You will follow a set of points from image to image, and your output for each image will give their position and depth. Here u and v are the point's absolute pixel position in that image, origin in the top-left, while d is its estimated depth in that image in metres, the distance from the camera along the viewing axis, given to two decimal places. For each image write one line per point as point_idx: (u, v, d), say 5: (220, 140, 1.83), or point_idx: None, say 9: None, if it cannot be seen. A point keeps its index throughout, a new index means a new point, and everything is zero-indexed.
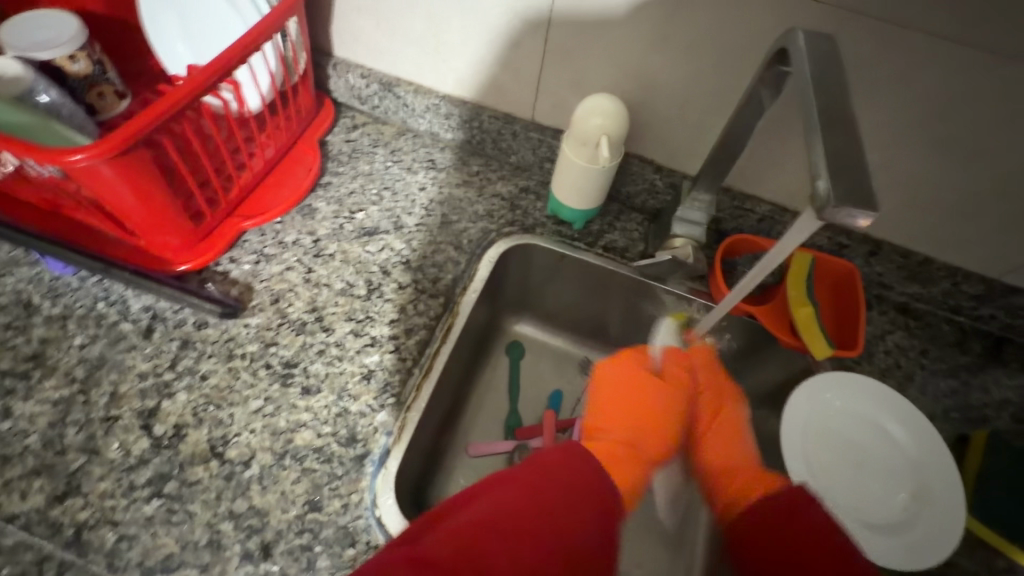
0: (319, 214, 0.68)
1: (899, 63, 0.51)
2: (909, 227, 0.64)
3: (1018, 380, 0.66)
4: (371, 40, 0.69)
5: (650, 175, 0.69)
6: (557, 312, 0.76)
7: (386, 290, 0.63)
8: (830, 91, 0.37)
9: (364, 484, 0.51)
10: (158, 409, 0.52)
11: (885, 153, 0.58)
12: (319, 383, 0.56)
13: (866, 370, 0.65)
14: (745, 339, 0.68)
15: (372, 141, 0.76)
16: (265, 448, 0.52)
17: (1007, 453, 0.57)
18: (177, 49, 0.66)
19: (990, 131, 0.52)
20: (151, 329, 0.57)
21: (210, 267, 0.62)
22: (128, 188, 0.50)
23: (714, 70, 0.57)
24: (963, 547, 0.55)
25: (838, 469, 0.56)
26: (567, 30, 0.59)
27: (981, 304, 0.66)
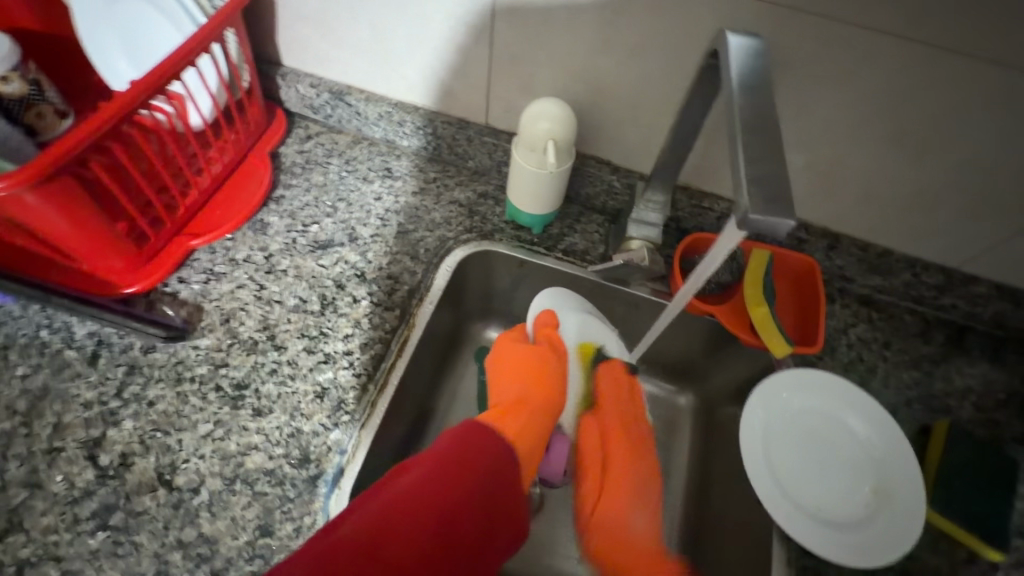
0: (272, 229, 0.66)
1: (842, 58, 0.50)
2: (866, 220, 0.63)
3: (981, 368, 0.66)
4: (318, 49, 0.68)
5: (608, 176, 0.68)
6: (522, 317, 0.75)
7: (340, 305, 0.61)
8: (754, 95, 0.37)
9: (318, 505, 0.50)
10: (103, 438, 0.51)
11: (836, 147, 0.57)
12: (271, 404, 0.55)
13: (830, 365, 0.64)
14: (709, 339, 0.67)
15: (327, 150, 0.74)
16: (215, 473, 0.51)
17: (968, 444, 0.57)
18: (117, 65, 0.64)
19: (936, 123, 0.52)
20: (96, 356, 0.55)
21: (158, 288, 0.60)
22: (58, 214, 0.49)
23: (660, 70, 0.56)
24: (926, 541, 0.55)
25: (800, 469, 0.56)
26: (510, 34, 0.58)
27: (942, 294, 0.66)
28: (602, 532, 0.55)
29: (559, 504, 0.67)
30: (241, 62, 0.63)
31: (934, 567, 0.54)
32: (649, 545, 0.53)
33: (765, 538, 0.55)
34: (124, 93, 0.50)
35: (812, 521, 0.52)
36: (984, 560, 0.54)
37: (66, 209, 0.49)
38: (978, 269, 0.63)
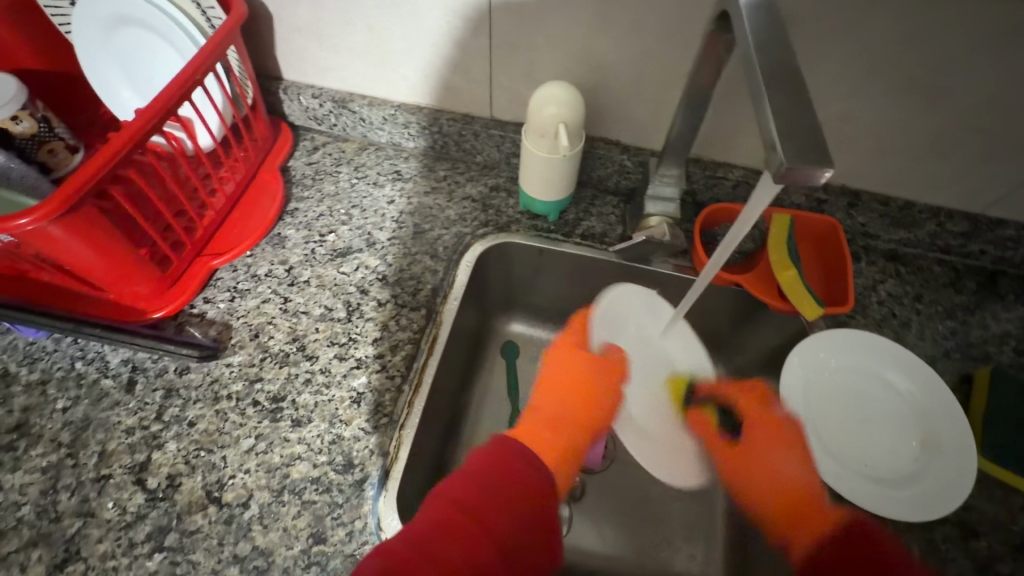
0: (290, 242, 0.67)
1: (848, 9, 0.49)
2: (885, 173, 0.62)
3: (1016, 312, 0.65)
4: (317, 59, 0.68)
5: (618, 156, 0.67)
6: (545, 306, 0.74)
7: (366, 309, 0.62)
8: (770, 50, 0.36)
9: (367, 508, 0.50)
10: (149, 461, 0.52)
11: (849, 101, 0.56)
12: (309, 414, 0.55)
13: (862, 323, 0.63)
14: (737, 309, 0.67)
15: (335, 159, 0.74)
16: (262, 486, 0.51)
17: (1011, 388, 0.56)
18: (122, 94, 0.65)
19: (950, 67, 0.51)
20: (133, 383, 0.56)
21: (185, 311, 0.61)
22: (83, 244, 0.49)
23: (662, 42, 0.55)
24: (980, 489, 0.54)
25: (845, 430, 0.55)
26: (509, 22, 0.58)
27: (969, 241, 0.65)
28: (755, 487, 0.54)
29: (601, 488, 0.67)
30: (244, 80, 0.64)
31: (992, 515, 0.53)
32: (792, 473, 0.53)
33: None
34: (136, 117, 0.50)
35: (862, 480, 0.52)
36: None
37: (90, 239, 0.49)
38: (1004, 211, 0.62)
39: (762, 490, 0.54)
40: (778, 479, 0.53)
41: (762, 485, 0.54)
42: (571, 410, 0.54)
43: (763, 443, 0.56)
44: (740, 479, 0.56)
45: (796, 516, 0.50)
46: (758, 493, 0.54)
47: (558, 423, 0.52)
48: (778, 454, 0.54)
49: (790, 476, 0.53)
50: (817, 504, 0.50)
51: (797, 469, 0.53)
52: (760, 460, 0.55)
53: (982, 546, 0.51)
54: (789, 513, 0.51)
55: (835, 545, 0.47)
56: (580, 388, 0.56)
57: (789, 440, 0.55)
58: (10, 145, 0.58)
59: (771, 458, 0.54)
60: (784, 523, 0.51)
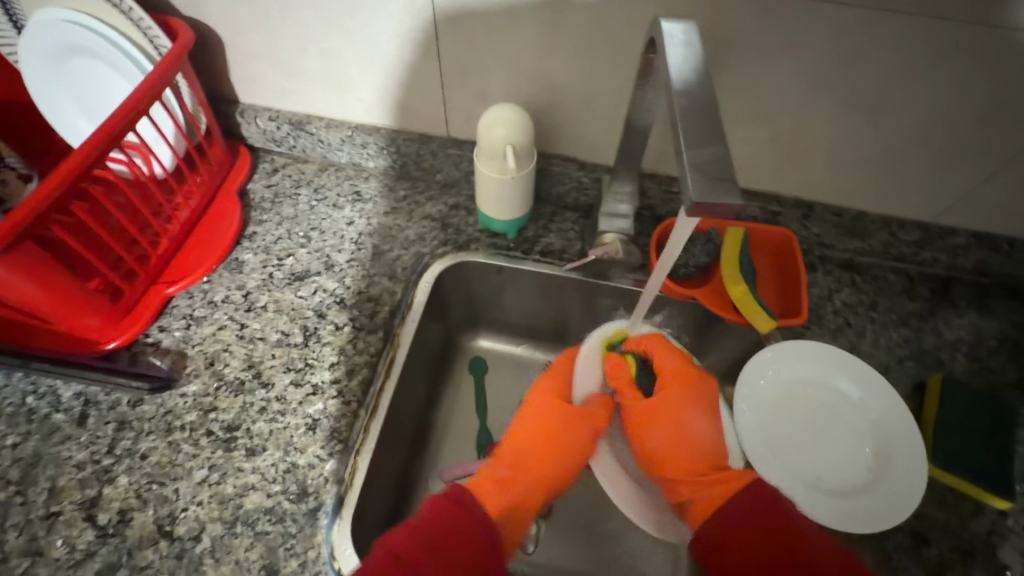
0: (247, 266, 0.66)
1: (785, 29, 0.50)
2: (835, 185, 0.63)
3: (969, 318, 0.66)
4: (271, 83, 0.68)
5: (575, 173, 0.68)
6: (509, 322, 0.74)
7: (323, 334, 0.61)
8: (692, 82, 0.37)
9: (320, 537, 0.50)
10: (100, 497, 0.51)
11: (795, 117, 0.57)
12: (264, 442, 0.54)
13: (817, 333, 0.64)
14: (696, 322, 0.67)
15: (295, 181, 0.74)
16: (214, 518, 0.50)
17: (962, 394, 0.57)
18: (76, 122, 0.65)
19: (888, 83, 0.52)
20: (85, 416, 0.55)
21: (140, 340, 0.60)
22: (26, 281, 0.49)
23: (608, 63, 0.56)
24: (932, 497, 0.55)
25: (799, 442, 0.56)
26: (457, 46, 0.58)
27: (922, 249, 0.66)
28: (676, 454, 0.56)
29: (566, 504, 0.67)
30: (196, 107, 0.64)
31: (943, 523, 0.53)
32: (700, 437, 0.56)
33: None
34: (78, 150, 0.50)
35: (815, 492, 0.52)
36: (992, 509, 0.54)
37: (32, 275, 0.49)
38: (953, 220, 0.63)
39: (661, 451, 0.57)
40: (687, 445, 0.56)
41: (682, 458, 0.56)
42: (527, 454, 0.56)
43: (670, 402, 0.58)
44: (654, 440, 0.57)
45: (703, 482, 0.54)
46: (662, 459, 0.57)
47: (512, 480, 0.54)
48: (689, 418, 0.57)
49: (697, 441, 0.56)
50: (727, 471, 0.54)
51: (705, 430, 0.57)
52: (667, 419, 0.57)
53: (932, 554, 0.52)
54: (699, 481, 0.54)
55: (731, 510, 0.50)
56: (540, 436, 0.57)
57: (694, 397, 0.58)
58: None
59: (679, 417, 0.57)
60: (699, 497, 0.54)
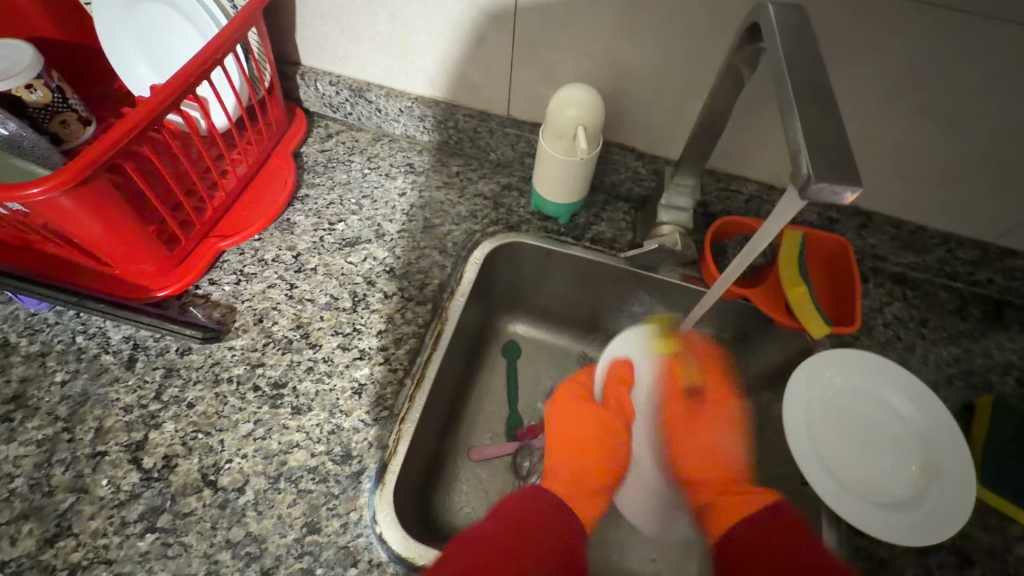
0: (298, 228, 0.66)
1: (876, 27, 0.49)
2: (899, 197, 0.62)
3: (1021, 342, 0.65)
4: (336, 46, 0.68)
5: (632, 162, 0.67)
6: (551, 309, 0.74)
7: (372, 301, 0.61)
8: (801, 67, 0.36)
9: (363, 501, 0.50)
10: (146, 441, 0.51)
11: (868, 121, 0.56)
12: (310, 402, 0.54)
13: (866, 344, 0.63)
14: (743, 323, 0.67)
15: (348, 148, 0.74)
16: (259, 472, 0.50)
17: (1013, 418, 0.56)
18: (138, 69, 0.65)
19: (972, 93, 0.51)
20: (133, 360, 0.55)
21: (189, 291, 0.60)
22: (91, 217, 0.48)
23: (686, 51, 0.55)
24: (977, 518, 0.54)
25: (847, 448, 0.55)
26: (532, 21, 0.58)
27: (978, 270, 0.65)
28: (688, 444, 0.63)
29: None
30: (263, 63, 0.63)
31: (986, 544, 0.53)
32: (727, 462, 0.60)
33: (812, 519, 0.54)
34: (153, 94, 0.49)
35: (864, 502, 0.52)
36: None
37: (98, 212, 0.48)
38: (1013, 241, 0.62)
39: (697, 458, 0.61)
40: (718, 460, 0.61)
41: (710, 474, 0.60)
42: (581, 467, 0.56)
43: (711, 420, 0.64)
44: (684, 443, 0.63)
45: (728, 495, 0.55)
46: (692, 463, 0.61)
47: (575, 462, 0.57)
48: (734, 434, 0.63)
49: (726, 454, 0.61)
50: (754, 494, 0.54)
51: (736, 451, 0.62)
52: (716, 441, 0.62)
53: None
54: (720, 485, 0.58)
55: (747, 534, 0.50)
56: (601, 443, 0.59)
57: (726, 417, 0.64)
58: (22, 114, 0.58)
59: (714, 439, 0.62)
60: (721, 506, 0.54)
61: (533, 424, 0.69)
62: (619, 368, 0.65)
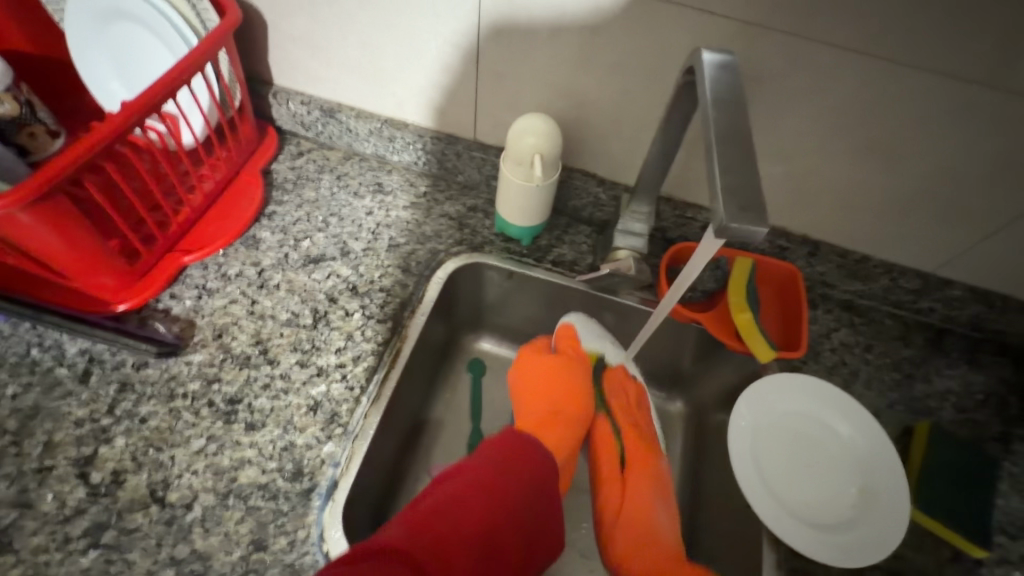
0: (264, 244, 0.67)
1: (814, 73, 0.52)
2: (844, 228, 0.65)
3: (959, 369, 0.68)
4: (308, 68, 0.69)
5: (593, 188, 0.70)
6: (514, 328, 0.76)
7: (333, 318, 0.62)
8: (728, 114, 0.38)
9: (311, 518, 0.50)
10: (95, 455, 0.51)
11: (811, 157, 0.59)
12: (265, 419, 0.55)
13: (813, 369, 0.66)
14: (697, 346, 0.69)
15: (318, 166, 0.75)
16: (208, 488, 0.51)
17: (947, 443, 0.59)
18: (110, 86, 0.66)
19: (903, 135, 0.54)
20: (88, 373, 0.55)
21: (150, 305, 0.61)
22: (50, 232, 0.49)
23: (640, 86, 0.58)
24: (911, 540, 0.56)
25: (789, 470, 0.57)
26: (495, 53, 0.60)
27: (920, 298, 0.68)
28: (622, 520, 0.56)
29: None
30: (233, 83, 0.65)
31: (918, 565, 0.55)
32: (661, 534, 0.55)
33: (754, 540, 0.56)
34: (119, 111, 0.50)
35: (803, 524, 0.53)
36: (968, 557, 0.55)
37: (57, 227, 0.49)
38: (951, 273, 0.65)
39: (625, 544, 0.54)
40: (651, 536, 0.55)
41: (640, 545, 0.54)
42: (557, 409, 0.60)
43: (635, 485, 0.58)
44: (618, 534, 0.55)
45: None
46: (619, 547, 0.54)
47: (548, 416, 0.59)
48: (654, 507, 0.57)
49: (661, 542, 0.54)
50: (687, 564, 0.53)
51: (666, 525, 0.56)
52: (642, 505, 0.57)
53: None
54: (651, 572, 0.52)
55: None
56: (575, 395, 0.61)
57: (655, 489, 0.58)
58: None
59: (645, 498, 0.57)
60: None
61: (493, 442, 0.70)
62: (569, 335, 0.65)
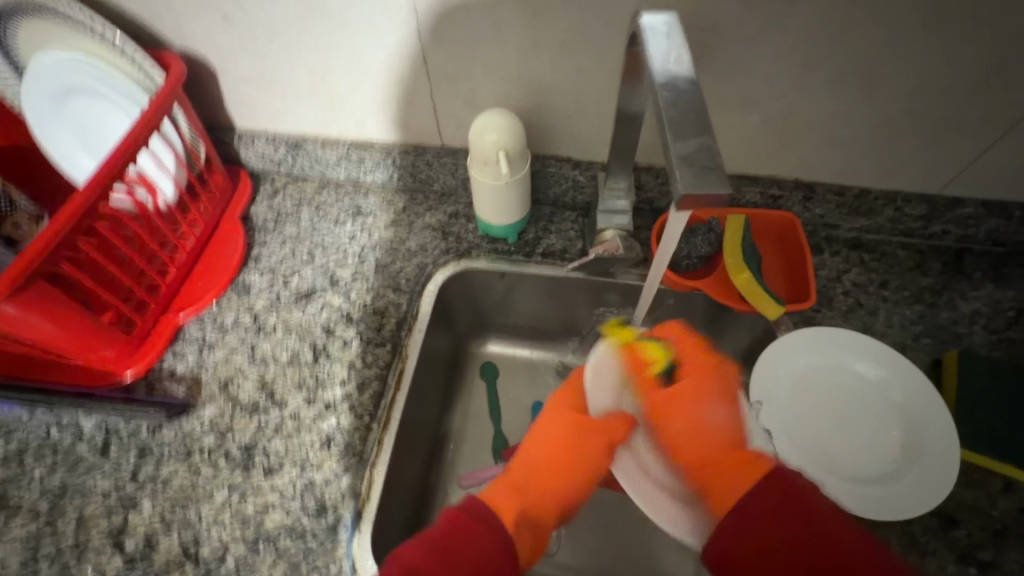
0: (255, 289, 0.68)
1: (771, 12, 0.49)
2: (835, 165, 0.62)
3: (985, 290, 0.64)
4: (266, 106, 0.69)
5: (570, 172, 0.68)
6: (518, 325, 0.74)
7: (332, 349, 0.62)
8: (675, 77, 0.36)
9: (341, 552, 0.50)
10: (126, 523, 0.52)
11: (786, 99, 0.56)
12: (281, 461, 0.55)
13: (827, 316, 0.63)
14: (705, 312, 0.67)
15: (296, 201, 0.75)
16: (237, 538, 0.51)
17: (980, 368, 0.56)
18: (81, 160, 0.66)
19: (876, 59, 0.51)
20: (107, 445, 0.57)
21: (155, 368, 0.62)
22: (41, 318, 0.50)
23: (594, 59, 0.56)
24: (958, 476, 0.54)
25: (820, 427, 0.55)
26: (442, 56, 0.59)
27: (931, 223, 0.65)
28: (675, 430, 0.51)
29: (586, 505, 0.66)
30: (195, 138, 0.65)
31: (968, 501, 0.52)
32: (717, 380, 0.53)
33: None
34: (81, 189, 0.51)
35: (840, 480, 0.51)
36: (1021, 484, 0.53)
37: (46, 311, 0.50)
38: (960, 191, 0.62)
39: (691, 448, 0.50)
40: (707, 438, 0.49)
41: (694, 448, 0.50)
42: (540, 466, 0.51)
43: (686, 391, 0.52)
44: (674, 430, 0.51)
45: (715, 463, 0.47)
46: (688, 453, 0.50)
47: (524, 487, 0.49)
48: (706, 402, 0.51)
49: (721, 438, 0.49)
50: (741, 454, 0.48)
51: (722, 422, 0.50)
52: (689, 409, 0.51)
53: (962, 535, 0.51)
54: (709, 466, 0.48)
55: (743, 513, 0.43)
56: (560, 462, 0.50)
57: (714, 388, 0.52)
58: None
59: (696, 406, 0.51)
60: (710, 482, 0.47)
61: (517, 443, 0.69)
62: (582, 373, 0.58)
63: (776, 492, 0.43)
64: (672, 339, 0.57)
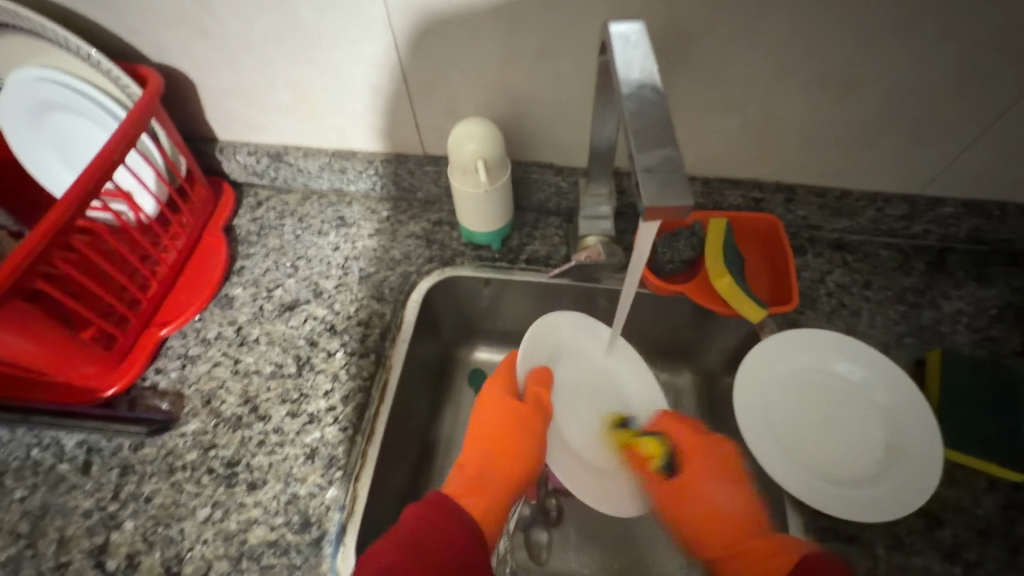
0: (237, 301, 0.67)
1: (743, 19, 0.49)
2: (816, 167, 0.63)
3: (968, 288, 0.64)
4: (246, 118, 0.69)
5: (553, 178, 0.68)
6: (505, 332, 0.74)
7: (316, 362, 0.62)
8: (644, 87, 0.36)
9: (326, 567, 0.50)
10: (108, 543, 0.52)
11: (764, 103, 0.56)
12: (265, 476, 0.55)
13: (812, 317, 0.63)
14: (690, 316, 0.67)
15: (279, 213, 0.75)
16: (220, 555, 0.51)
17: (963, 368, 0.56)
18: (61, 174, 0.66)
19: (849, 63, 0.52)
20: (89, 464, 0.56)
21: (137, 384, 0.61)
22: (17, 336, 0.49)
23: (571, 67, 0.56)
24: (942, 476, 0.54)
25: (805, 430, 0.55)
26: (419, 66, 0.58)
27: (912, 223, 0.65)
28: (689, 516, 0.55)
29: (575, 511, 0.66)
30: (175, 151, 0.64)
31: (953, 501, 0.52)
32: (719, 458, 0.57)
33: (779, 505, 0.54)
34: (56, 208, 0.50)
35: (825, 483, 0.51)
36: (1005, 482, 0.53)
37: (22, 330, 0.49)
38: (940, 190, 0.62)
39: (702, 526, 0.54)
40: (723, 517, 0.53)
41: (713, 534, 0.53)
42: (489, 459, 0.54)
43: (693, 475, 0.56)
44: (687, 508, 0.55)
45: (738, 547, 0.50)
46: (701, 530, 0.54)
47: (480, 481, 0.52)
48: (714, 483, 0.55)
49: (733, 518, 0.53)
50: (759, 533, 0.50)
51: (732, 502, 0.54)
52: (696, 491, 0.55)
53: (947, 536, 0.51)
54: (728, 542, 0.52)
55: None
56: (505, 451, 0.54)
57: (715, 467, 0.56)
58: None
59: (705, 491, 0.55)
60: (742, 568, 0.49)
61: None
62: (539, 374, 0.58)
63: (798, 570, 0.44)
64: (667, 432, 0.60)
